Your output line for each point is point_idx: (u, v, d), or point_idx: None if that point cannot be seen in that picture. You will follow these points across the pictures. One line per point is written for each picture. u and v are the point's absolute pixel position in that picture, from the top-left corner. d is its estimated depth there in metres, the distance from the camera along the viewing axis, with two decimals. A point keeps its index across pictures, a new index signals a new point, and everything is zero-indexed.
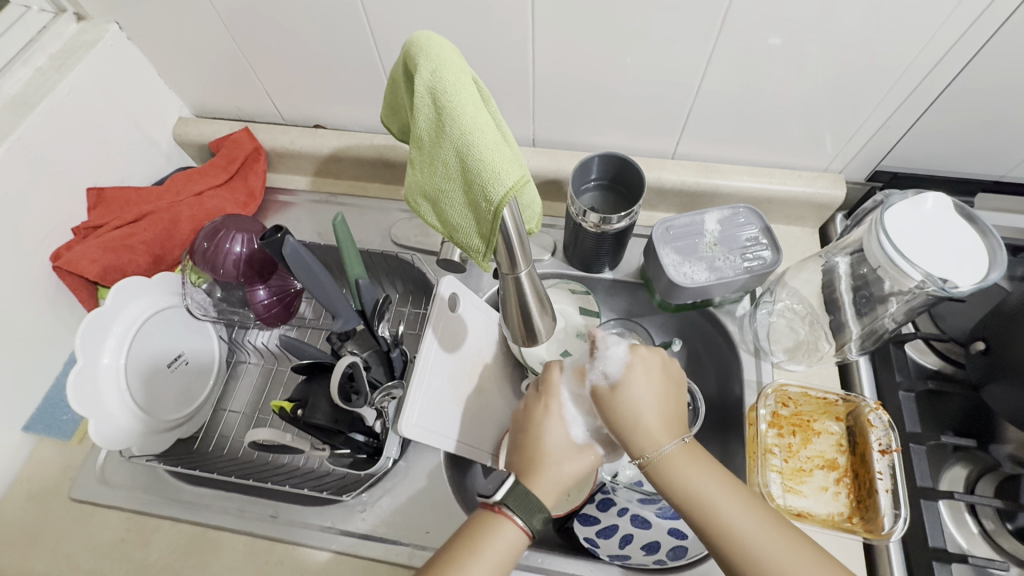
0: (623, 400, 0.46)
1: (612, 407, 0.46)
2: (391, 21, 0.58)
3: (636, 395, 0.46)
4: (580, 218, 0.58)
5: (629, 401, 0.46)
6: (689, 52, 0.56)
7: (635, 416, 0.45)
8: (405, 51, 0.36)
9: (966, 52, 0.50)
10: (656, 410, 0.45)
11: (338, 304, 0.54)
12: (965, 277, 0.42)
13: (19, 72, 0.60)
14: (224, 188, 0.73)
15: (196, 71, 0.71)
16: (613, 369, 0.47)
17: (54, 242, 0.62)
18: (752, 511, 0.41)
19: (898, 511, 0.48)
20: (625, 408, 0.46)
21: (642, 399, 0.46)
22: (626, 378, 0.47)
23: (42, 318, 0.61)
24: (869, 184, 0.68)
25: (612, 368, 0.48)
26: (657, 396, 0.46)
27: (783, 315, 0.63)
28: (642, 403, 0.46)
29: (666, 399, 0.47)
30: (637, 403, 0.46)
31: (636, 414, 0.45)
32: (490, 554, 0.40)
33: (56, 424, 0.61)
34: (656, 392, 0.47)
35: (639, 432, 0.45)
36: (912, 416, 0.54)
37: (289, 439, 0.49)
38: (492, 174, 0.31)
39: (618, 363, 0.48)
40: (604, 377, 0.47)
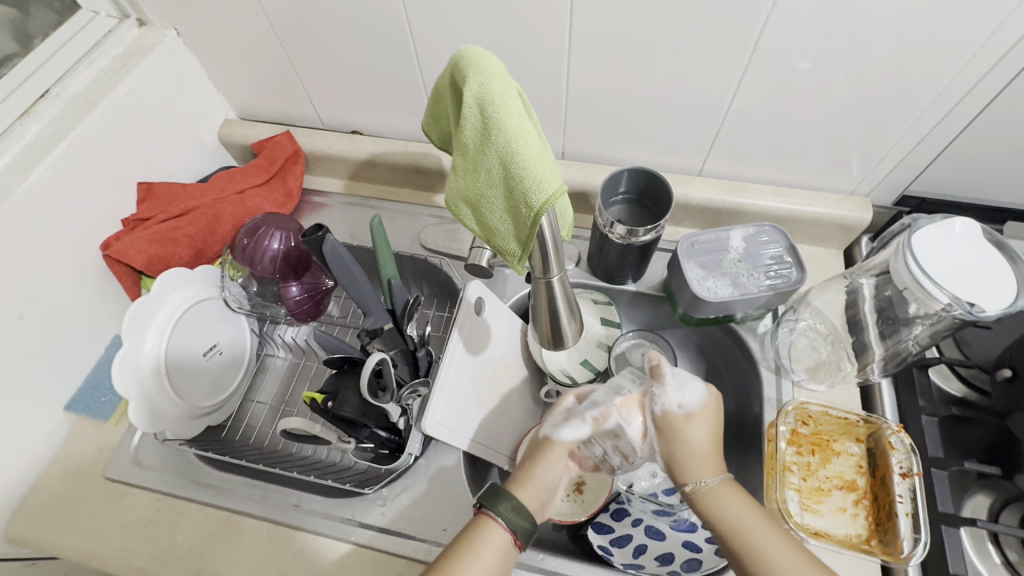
0: (687, 428, 0.48)
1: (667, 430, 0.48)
2: (434, 35, 0.61)
3: (697, 428, 0.48)
4: (607, 229, 0.60)
5: (693, 434, 0.48)
6: (720, 73, 0.57)
7: (689, 445, 0.47)
8: (453, 63, 0.38)
9: (997, 82, 0.51)
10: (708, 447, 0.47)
11: (371, 302, 0.56)
12: (993, 301, 0.42)
13: (85, 72, 0.64)
14: (264, 188, 0.76)
15: (245, 76, 0.75)
16: (690, 401, 0.48)
17: (105, 232, 0.66)
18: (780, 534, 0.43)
19: (918, 535, 0.48)
20: (678, 438, 0.48)
21: (700, 434, 0.48)
22: (698, 411, 0.48)
23: (90, 304, 0.65)
24: (896, 209, 0.68)
25: (684, 396, 0.49)
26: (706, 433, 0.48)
27: (805, 334, 0.64)
28: (702, 443, 0.47)
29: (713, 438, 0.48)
30: (697, 437, 0.48)
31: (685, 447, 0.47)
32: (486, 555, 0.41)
33: (96, 405, 0.64)
34: (714, 435, 0.48)
35: (688, 462, 0.47)
36: (933, 441, 0.54)
37: (319, 429, 0.52)
38: (534, 182, 0.32)
39: (697, 397, 0.49)
40: (677, 403, 0.48)
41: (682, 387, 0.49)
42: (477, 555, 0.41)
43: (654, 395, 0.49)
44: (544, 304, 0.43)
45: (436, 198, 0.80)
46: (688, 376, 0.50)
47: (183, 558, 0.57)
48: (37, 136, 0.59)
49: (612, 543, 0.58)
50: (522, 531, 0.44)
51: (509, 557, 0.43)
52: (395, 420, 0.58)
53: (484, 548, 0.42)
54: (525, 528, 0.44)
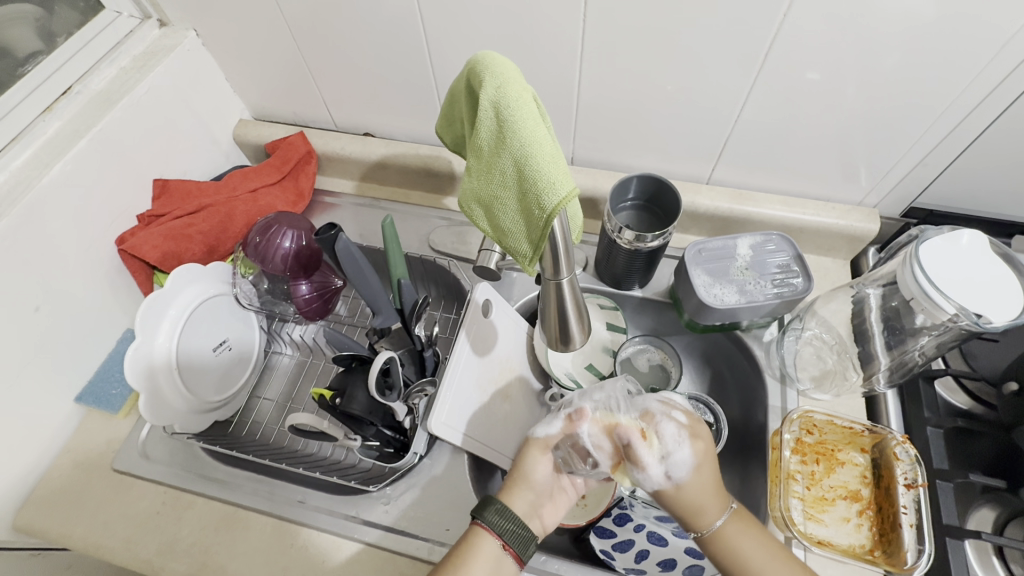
0: (682, 494, 0.46)
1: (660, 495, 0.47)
2: (447, 40, 0.62)
3: (694, 486, 0.46)
4: (615, 234, 0.61)
5: (689, 498, 0.46)
6: (731, 83, 0.58)
7: (690, 496, 0.46)
8: (469, 68, 0.39)
9: (1005, 96, 0.51)
10: (708, 492, 0.46)
11: (380, 302, 0.57)
12: (1000, 313, 0.42)
13: (106, 70, 0.66)
14: (276, 187, 0.77)
15: (261, 77, 0.76)
16: (679, 472, 0.46)
17: (121, 227, 0.67)
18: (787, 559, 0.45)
19: (922, 546, 0.48)
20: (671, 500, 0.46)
21: (697, 485, 0.46)
22: (688, 477, 0.46)
23: (104, 297, 0.65)
24: (904, 220, 0.68)
25: (673, 468, 0.46)
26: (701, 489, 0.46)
27: (810, 343, 0.64)
28: (701, 492, 0.46)
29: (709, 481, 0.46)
30: (695, 491, 0.46)
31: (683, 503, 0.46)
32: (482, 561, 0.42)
33: (105, 397, 0.64)
34: (705, 488, 0.46)
35: (692, 512, 0.46)
36: (939, 452, 0.54)
37: (327, 426, 0.52)
38: (548, 184, 0.33)
39: (685, 466, 0.46)
40: (665, 479, 0.46)
41: (667, 460, 0.46)
42: (464, 563, 0.42)
43: (641, 479, 0.46)
44: (553, 307, 0.43)
45: (446, 200, 0.81)
46: (674, 444, 0.46)
47: (188, 551, 0.57)
48: (58, 132, 0.61)
49: (614, 547, 0.58)
50: (513, 537, 0.44)
51: (501, 566, 0.43)
52: (401, 419, 0.58)
53: (472, 556, 0.42)
54: (516, 533, 0.44)
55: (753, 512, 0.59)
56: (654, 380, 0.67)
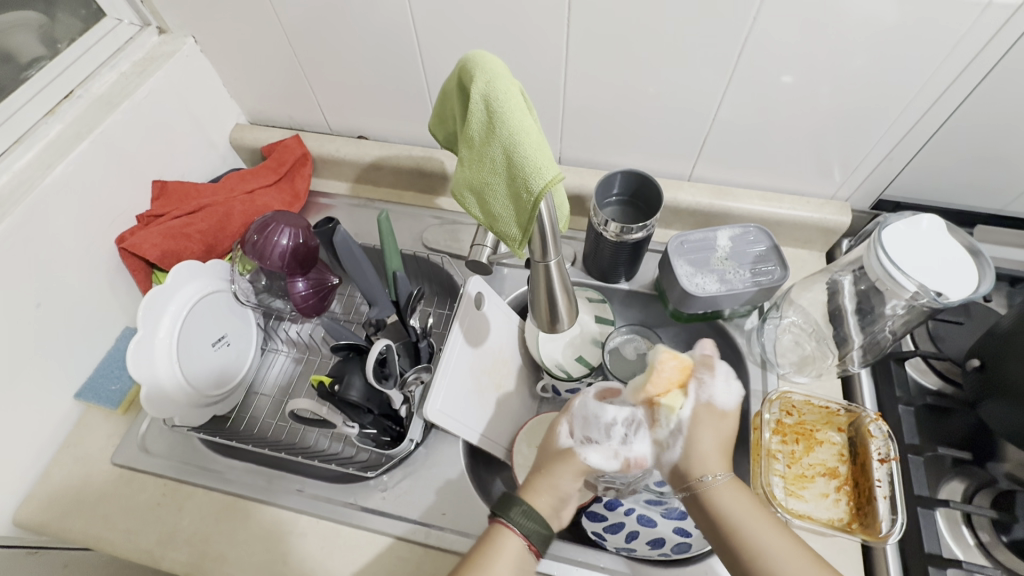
0: (714, 425, 0.48)
1: (686, 433, 0.48)
2: (438, 45, 0.65)
3: (719, 431, 0.48)
4: (601, 227, 0.63)
5: (715, 435, 0.48)
6: (707, 85, 0.61)
7: (716, 439, 0.47)
8: (460, 67, 0.42)
9: (959, 93, 0.55)
10: (715, 448, 0.47)
11: (377, 294, 0.60)
12: (958, 291, 0.45)
13: (107, 76, 0.68)
14: (273, 188, 0.79)
15: (256, 82, 0.78)
16: (727, 399, 0.48)
17: (121, 227, 0.68)
18: (778, 530, 0.43)
19: (896, 516, 0.50)
20: (697, 436, 0.47)
21: (725, 429, 0.48)
22: (730, 411, 0.49)
23: (103, 295, 0.67)
24: (874, 213, 0.72)
25: (723, 395, 0.48)
26: (715, 438, 0.47)
27: (789, 330, 0.67)
28: (722, 442, 0.48)
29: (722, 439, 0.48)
30: (706, 434, 0.47)
31: (693, 445, 0.47)
32: (504, 553, 0.44)
33: (105, 393, 0.65)
34: (722, 438, 0.48)
35: (697, 458, 0.46)
36: (910, 428, 0.57)
37: (327, 412, 0.53)
38: (534, 169, 0.35)
39: (734, 395, 0.49)
40: (721, 398, 0.48)
41: (728, 383, 0.49)
42: (488, 556, 0.44)
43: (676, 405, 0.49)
44: (543, 292, 0.45)
45: (438, 200, 0.84)
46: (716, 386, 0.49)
47: (188, 541, 0.58)
48: (60, 135, 0.63)
49: (605, 529, 0.61)
50: (536, 535, 0.46)
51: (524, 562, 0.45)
52: (397, 407, 0.60)
53: (499, 554, 0.44)
54: (540, 534, 0.46)
55: None
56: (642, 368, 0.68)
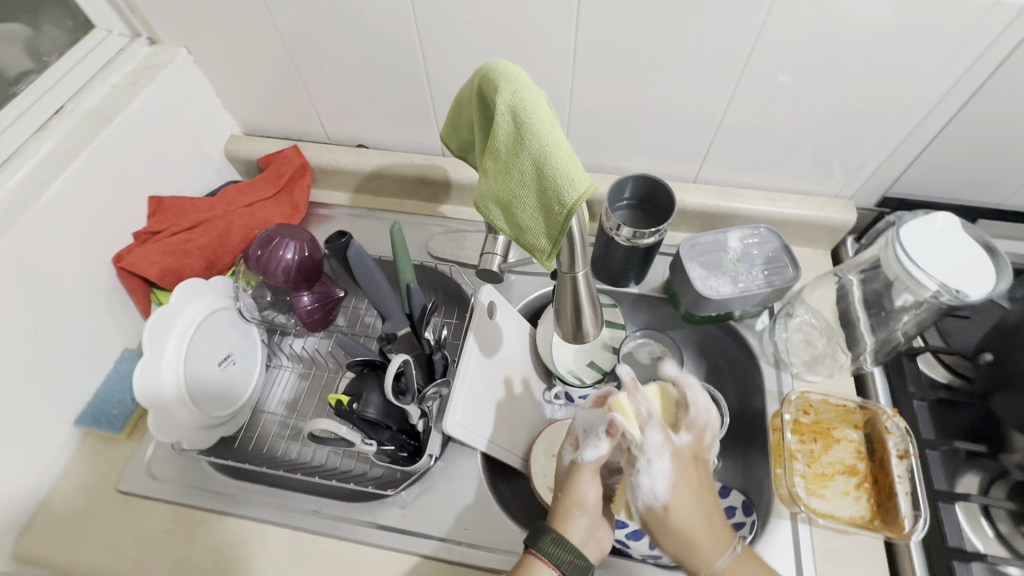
0: (665, 522, 0.47)
1: (669, 523, 0.47)
2: (442, 52, 0.64)
3: (681, 513, 0.47)
4: (613, 232, 0.63)
5: (676, 522, 0.47)
6: (715, 88, 0.61)
7: (677, 528, 0.47)
8: (481, 77, 0.41)
9: (963, 92, 0.56)
10: (704, 531, 0.47)
11: (390, 307, 0.58)
12: (977, 288, 0.45)
13: (97, 89, 0.65)
14: (272, 201, 0.77)
15: (252, 93, 0.76)
16: (662, 489, 0.47)
17: (117, 245, 0.66)
18: None
19: (918, 512, 0.51)
20: (677, 525, 0.47)
21: (682, 514, 0.47)
22: (672, 498, 0.47)
23: (101, 317, 0.64)
24: (878, 210, 0.73)
25: (658, 487, 0.47)
26: (700, 515, 0.47)
27: (800, 329, 0.67)
28: (690, 524, 0.47)
29: (707, 512, 0.48)
30: (686, 514, 0.47)
31: (687, 538, 0.47)
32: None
33: (106, 418, 0.63)
34: (703, 509, 0.47)
35: (691, 549, 0.46)
36: (925, 423, 0.58)
37: (345, 431, 0.52)
38: (567, 181, 0.35)
39: (665, 480, 0.47)
40: (653, 496, 0.47)
41: (652, 473, 0.47)
42: None
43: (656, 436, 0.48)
44: (569, 304, 0.44)
45: (442, 208, 0.83)
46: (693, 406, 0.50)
47: (201, 568, 0.56)
48: (52, 151, 0.60)
49: (628, 537, 0.60)
50: (569, 565, 0.45)
51: None
52: (414, 422, 0.59)
53: None
54: (572, 563, 0.45)
55: (756, 493, 0.62)
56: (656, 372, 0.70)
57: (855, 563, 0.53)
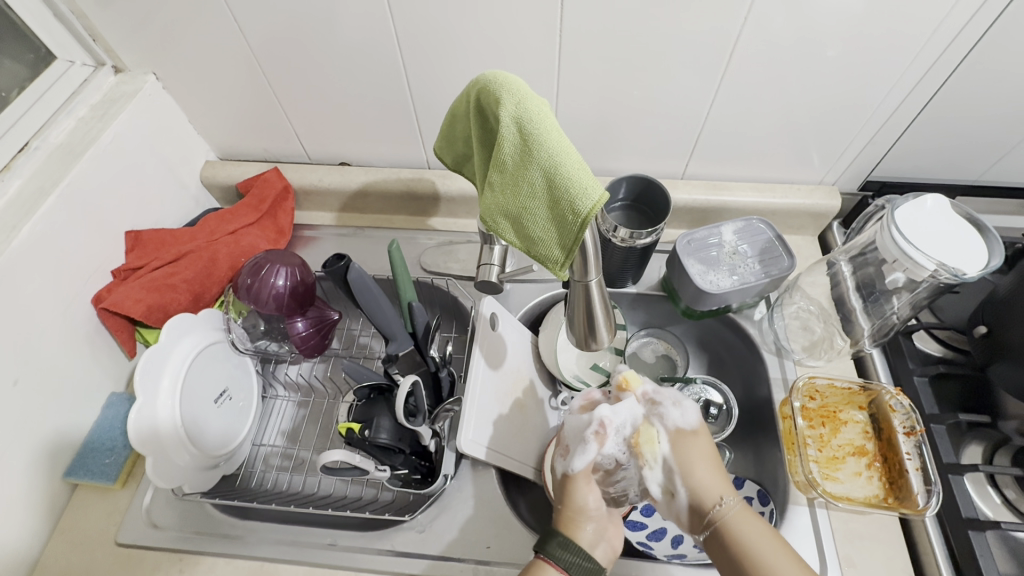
0: (694, 447, 0.47)
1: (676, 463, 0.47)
2: (426, 64, 0.64)
3: (697, 452, 0.47)
4: (609, 233, 0.63)
5: (696, 455, 0.47)
6: (700, 85, 0.62)
7: (697, 466, 0.46)
8: (478, 91, 0.41)
9: (938, 74, 0.58)
10: (711, 474, 0.46)
11: (394, 328, 0.57)
12: (973, 265, 0.47)
13: (63, 123, 0.63)
14: (255, 227, 0.75)
15: (228, 117, 0.74)
16: (691, 417, 0.48)
17: (95, 284, 0.63)
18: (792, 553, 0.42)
19: (931, 488, 0.52)
20: (685, 463, 0.46)
21: (703, 449, 0.47)
22: (698, 426, 0.48)
23: (85, 362, 0.61)
24: (861, 194, 0.75)
25: (683, 417, 0.48)
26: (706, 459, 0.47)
27: (798, 317, 0.68)
28: (709, 462, 0.46)
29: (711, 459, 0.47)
30: (695, 460, 0.46)
31: (693, 476, 0.46)
32: None
33: (98, 468, 0.59)
34: (710, 453, 0.48)
35: (695, 490, 0.45)
36: (928, 399, 0.60)
37: (359, 459, 0.51)
38: (580, 190, 0.34)
39: (694, 413, 0.48)
40: (681, 420, 0.48)
41: (680, 405, 0.49)
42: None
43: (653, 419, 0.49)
44: (581, 311, 0.44)
45: (431, 221, 0.82)
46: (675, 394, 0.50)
47: None
48: (21, 191, 0.58)
49: (650, 537, 0.60)
50: (577, 568, 0.43)
51: None
52: (426, 442, 0.57)
53: None
54: (580, 565, 0.44)
55: (771, 481, 0.63)
56: (663, 370, 0.72)
57: (874, 542, 0.54)
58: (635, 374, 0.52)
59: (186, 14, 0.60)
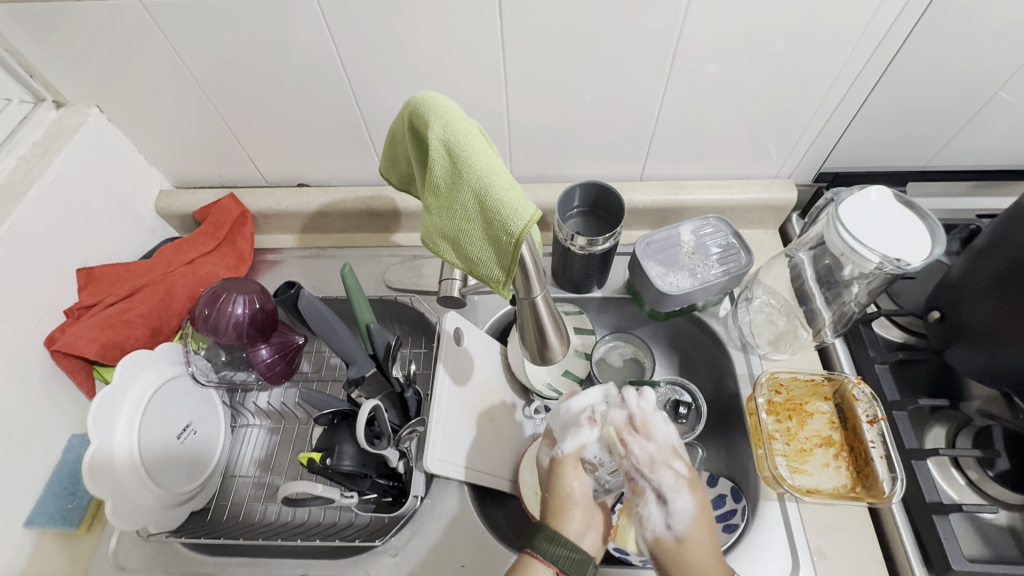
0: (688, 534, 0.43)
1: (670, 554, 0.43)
2: (372, 83, 0.63)
3: (693, 552, 0.43)
4: (568, 242, 0.62)
5: (691, 561, 0.43)
6: (648, 88, 0.63)
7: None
8: (410, 114, 0.41)
9: (878, 67, 0.59)
10: (712, 567, 0.43)
11: (354, 351, 0.56)
12: (916, 254, 0.48)
13: (3, 162, 0.61)
14: (214, 254, 0.74)
15: (179, 145, 0.73)
16: (680, 523, 0.43)
17: (47, 325, 0.62)
18: None
19: (895, 474, 0.53)
20: (683, 559, 0.43)
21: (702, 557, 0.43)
22: (691, 536, 0.43)
23: (41, 406, 0.59)
24: (816, 185, 0.76)
25: (672, 518, 0.44)
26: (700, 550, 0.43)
27: (761, 310, 0.69)
28: (704, 569, 0.42)
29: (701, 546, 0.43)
30: (696, 558, 0.43)
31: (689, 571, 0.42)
32: None
33: (61, 514, 0.58)
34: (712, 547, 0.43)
35: None
36: (890, 386, 0.60)
37: (322, 489, 0.50)
38: (511, 211, 0.34)
39: (685, 516, 0.44)
40: (671, 505, 0.44)
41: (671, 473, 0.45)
42: None
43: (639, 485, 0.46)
44: (531, 321, 0.45)
45: (394, 237, 0.81)
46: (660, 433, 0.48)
47: None
48: None
49: None
50: (567, 562, 0.41)
51: None
52: (394, 465, 0.57)
53: None
54: (569, 557, 0.41)
55: (742, 477, 0.63)
56: (630, 373, 0.71)
57: (844, 532, 0.55)
58: (629, 392, 0.50)
59: (124, 45, 0.59)
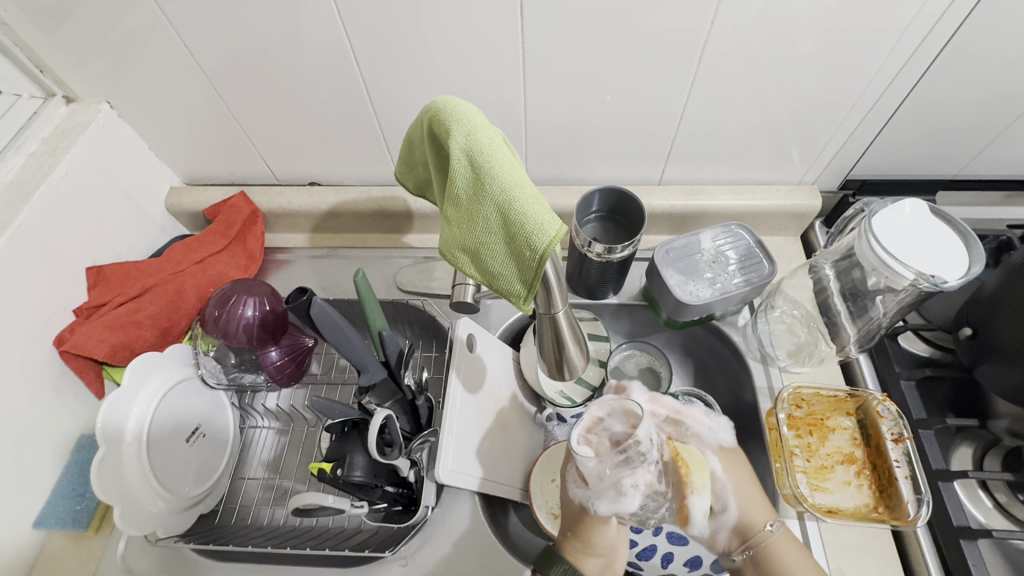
0: (733, 463, 0.51)
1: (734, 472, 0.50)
2: (389, 81, 0.62)
3: (737, 474, 0.50)
4: (585, 248, 0.60)
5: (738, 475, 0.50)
6: (672, 91, 0.61)
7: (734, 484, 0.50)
8: (429, 121, 0.39)
9: (914, 72, 0.57)
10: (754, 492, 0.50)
11: (365, 359, 0.55)
12: (952, 272, 0.46)
13: (12, 159, 0.60)
14: (224, 253, 0.73)
15: (190, 142, 0.72)
16: (722, 436, 0.51)
17: (56, 326, 0.61)
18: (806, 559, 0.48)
19: (920, 497, 0.51)
20: (736, 473, 0.50)
21: (738, 465, 0.51)
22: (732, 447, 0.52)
23: (51, 407, 0.59)
24: (841, 192, 0.74)
25: (715, 437, 0.51)
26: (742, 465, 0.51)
27: (782, 321, 0.67)
28: (743, 482, 0.50)
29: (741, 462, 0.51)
30: (737, 475, 0.50)
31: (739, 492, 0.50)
32: None
33: (70, 516, 0.58)
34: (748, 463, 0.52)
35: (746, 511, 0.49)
36: (916, 403, 0.59)
37: (333, 500, 0.49)
38: (536, 226, 0.33)
39: (727, 430, 0.52)
40: (715, 439, 0.51)
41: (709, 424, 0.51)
42: None
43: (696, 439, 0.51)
44: (550, 333, 0.46)
45: (406, 238, 0.80)
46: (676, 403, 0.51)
47: None
48: None
49: (638, 557, 0.57)
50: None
51: None
52: (405, 473, 0.56)
53: None
54: None
55: (760, 492, 0.61)
56: (647, 383, 0.70)
57: (866, 553, 0.53)
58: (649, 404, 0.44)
59: (136, 40, 0.58)
